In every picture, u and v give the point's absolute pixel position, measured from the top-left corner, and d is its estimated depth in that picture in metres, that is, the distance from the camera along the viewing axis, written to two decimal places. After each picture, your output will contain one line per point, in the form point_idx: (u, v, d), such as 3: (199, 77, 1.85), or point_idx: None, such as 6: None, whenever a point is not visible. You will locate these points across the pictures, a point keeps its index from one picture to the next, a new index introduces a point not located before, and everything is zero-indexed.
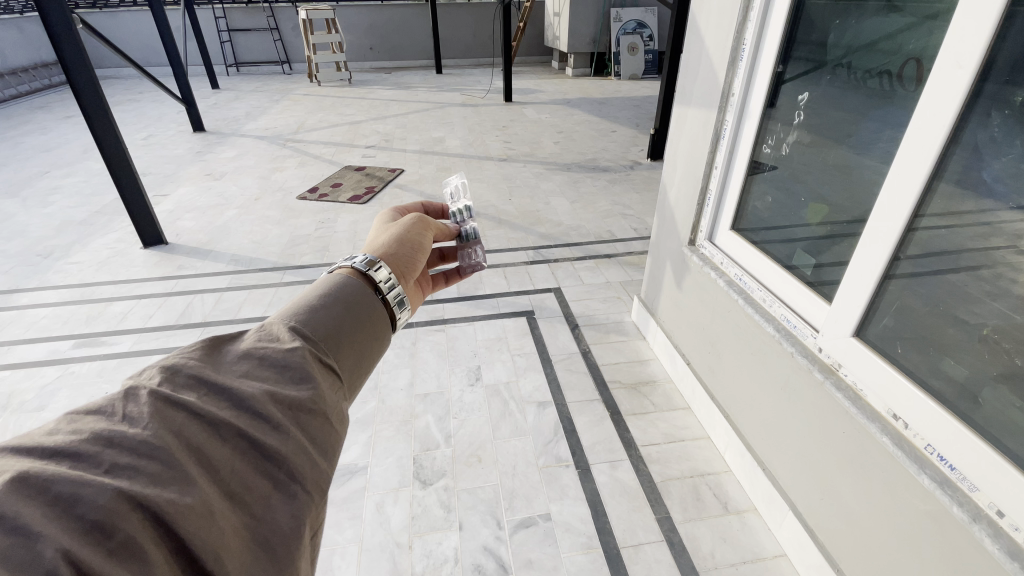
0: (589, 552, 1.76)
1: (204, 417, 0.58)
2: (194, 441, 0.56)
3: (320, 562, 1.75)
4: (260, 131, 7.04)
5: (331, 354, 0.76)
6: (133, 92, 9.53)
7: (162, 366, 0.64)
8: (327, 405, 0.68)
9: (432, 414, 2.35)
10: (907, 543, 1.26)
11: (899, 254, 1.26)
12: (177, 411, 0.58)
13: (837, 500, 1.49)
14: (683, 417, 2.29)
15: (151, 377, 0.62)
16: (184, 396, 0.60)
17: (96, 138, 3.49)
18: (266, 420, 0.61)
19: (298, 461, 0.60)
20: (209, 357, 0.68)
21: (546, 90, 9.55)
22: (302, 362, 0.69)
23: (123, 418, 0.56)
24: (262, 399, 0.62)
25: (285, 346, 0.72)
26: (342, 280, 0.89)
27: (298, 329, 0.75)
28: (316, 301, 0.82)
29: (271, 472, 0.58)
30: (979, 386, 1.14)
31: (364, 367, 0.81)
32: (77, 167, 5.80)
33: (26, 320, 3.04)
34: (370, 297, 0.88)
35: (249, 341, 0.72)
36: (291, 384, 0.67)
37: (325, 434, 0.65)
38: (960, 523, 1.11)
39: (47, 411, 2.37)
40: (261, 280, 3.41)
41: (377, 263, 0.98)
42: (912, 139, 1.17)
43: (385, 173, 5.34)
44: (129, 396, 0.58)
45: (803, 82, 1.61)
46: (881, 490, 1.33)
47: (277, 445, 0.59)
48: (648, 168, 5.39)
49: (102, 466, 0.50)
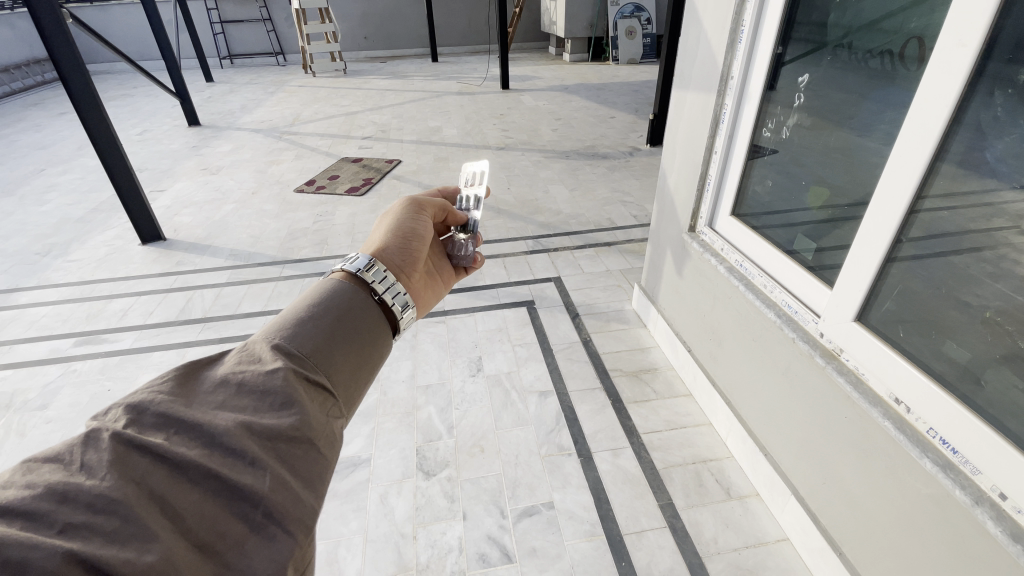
0: (592, 539, 1.77)
1: (171, 460, 0.58)
2: (157, 491, 0.56)
3: (327, 554, 1.76)
4: (255, 124, 6.98)
5: (320, 369, 0.77)
6: (128, 87, 9.46)
7: (128, 404, 0.63)
8: (312, 429, 0.69)
9: (434, 405, 2.35)
10: (909, 526, 1.27)
11: (901, 237, 1.25)
12: (140, 457, 0.58)
13: (839, 488, 1.49)
14: (683, 404, 2.30)
15: (116, 418, 0.62)
16: (151, 438, 0.60)
17: (91, 136, 3.45)
18: (242, 455, 0.61)
19: (276, 497, 0.60)
20: (182, 389, 0.68)
21: (543, 76, 9.44)
22: (284, 386, 0.70)
23: (81, 467, 0.56)
24: (237, 433, 0.63)
25: (266, 368, 0.72)
26: (334, 286, 0.89)
27: (282, 347, 0.76)
28: (304, 315, 0.82)
29: (248, 511, 0.59)
30: (981, 368, 1.13)
31: (356, 378, 0.83)
32: (73, 164, 5.76)
33: (27, 318, 3.04)
34: (363, 302, 0.89)
35: (226, 367, 0.72)
36: (270, 411, 0.68)
37: (308, 465, 0.66)
38: (961, 505, 1.12)
39: (51, 409, 2.39)
40: (260, 275, 3.41)
41: (374, 264, 0.98)
42: (913, 121, 1.15)
43: (381, 164, 5.30)
44: (90, 440, 0.58)
45: (802, 64, 1.58)
46: (883, 477, 1.33)
47: (252, 483, 0.60)
48: (648, 154, 5.35)
49: (56, 526, 0.50)
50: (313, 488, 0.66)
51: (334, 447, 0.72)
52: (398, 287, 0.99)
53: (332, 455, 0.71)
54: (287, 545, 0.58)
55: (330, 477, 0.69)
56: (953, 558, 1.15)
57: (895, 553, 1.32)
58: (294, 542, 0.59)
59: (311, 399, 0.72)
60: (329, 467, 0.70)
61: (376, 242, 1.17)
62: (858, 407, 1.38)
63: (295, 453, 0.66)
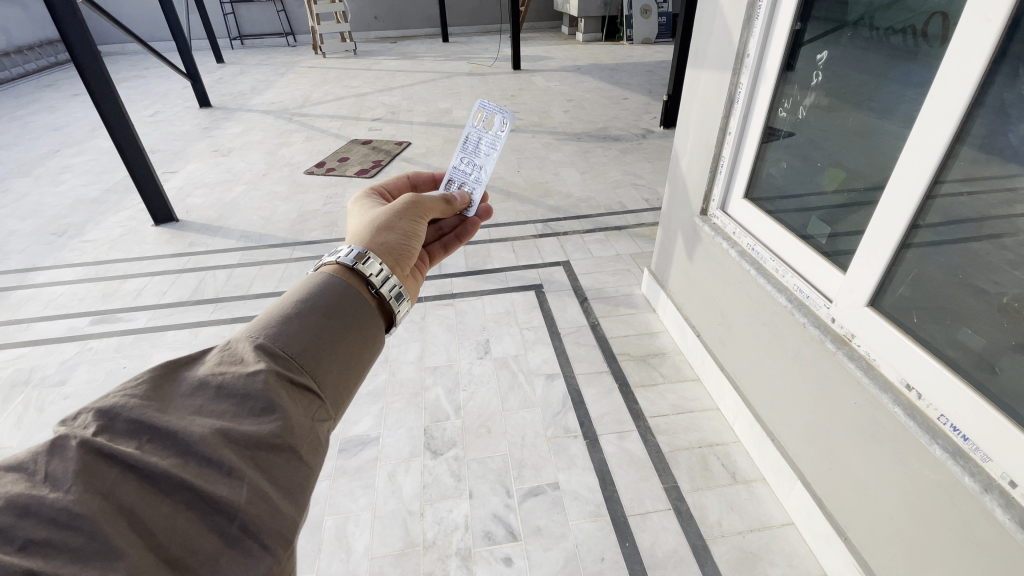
0: (597, 519, 1.79)
1: (141, 471, 0.57)
2: (125, 504, 0.55)
3: (336, 529, 1.80)
4: (265, 105, 6.96)
5: (306, 369, 0.76)
6: (139, 68, 9.49)
7: (100, 410, 0.62)
8: (294, 435, 0.68)
9: (442, 386, 2.37)
10: (922, 521, 1.24)
11: (918, 222, 1.22)
12: (110, 467, 0.57)
13: (857, 488, 1.45)
14: (691, 388, 2.29)
15: (87, 425, 0.60)
16: (122, 446, 0.59)
17: (103, 117, 3.46)
18: (217, 465, 0.60)
19: (253, 509, 0.59)
20: (158, 392, 0.67)
21: (555, 57, 9.26)
22: (264, 389, 0.68)
23: (46, 478, 0.54)
24: (212, 441, 0.61)
25: (248, 369, 0.70)
26: (324, 281, 0.89)
27: (265, 346, 0.74)
28: (290, 312, 0.81)
29: (223, 524, 0.57)
30: (996, 355, 1.11)
31: (343, 377, 0.82)
32: (87, 145, 5.82)
33: (45, 297, 3.10)
34: (354, 297, 0.89)
35: (207, 369, 0.71)
36: (250, 417, 0.66)
37: (287, 474, 0.65)
38: (980, 502, 1.08)
39: (67, 386, 2.45)
40: (270, 256, 3.43)
41: (366, 256, 0.98)
42: (935, 101, 1.11)
43: (391, 146, 5.28)
44: (57, 449, 0.57)
45: (820, 43, 1.53)
46: (902, 477, 1.29)
47: (227, 493, 0.58)
48: (661, 136, 5.27)
49: (16, 542, 0.49)
50: (294, 498, 0.65)
51: (317, 452, 0.70)
52: (393, 279, 0.99)
53: (315, 461, 0.69)
54: (262, 560, 0.57)
55: (313, 485, 0.68)
56: (965, 554, 1.14)
57: (907, 547, 1.30)
58: (270, 557, 0.58)
59: (296, 405, 0.71)
60: (312, 474, 0.69)
61: (367, 235, 1.13)
62: (878, 402, 1.33)
63: (275, 462, 0.64)
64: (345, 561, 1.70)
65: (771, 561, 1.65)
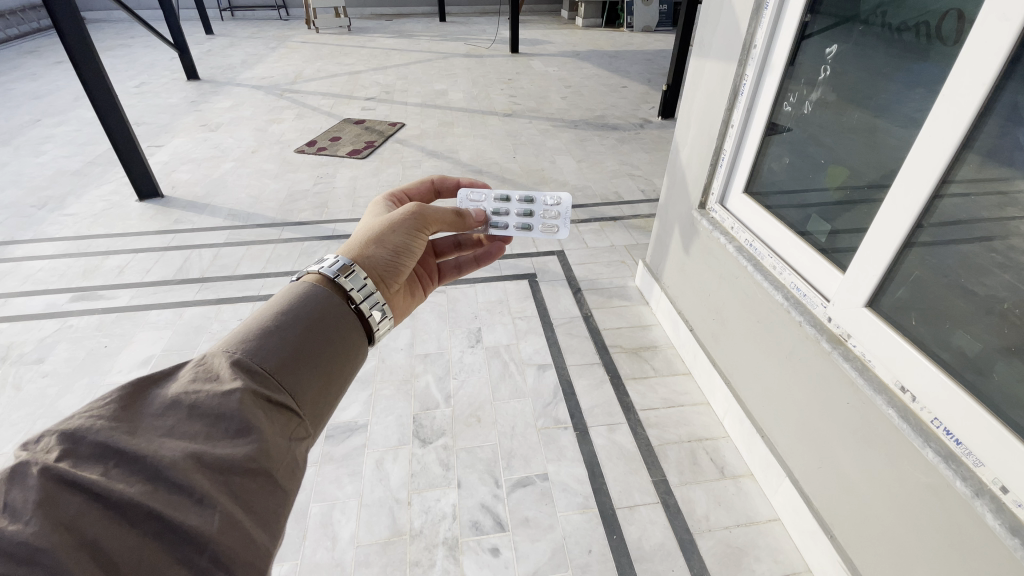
0: (585, 511, 1.79)
1: (106, 500, 0.53)
2: (89, 536, 0.51)
3: (322, 517, 1.78)
4: (255, 80, 6.77)
5: (284, 387, 0.73)
6: (125, 37, 9.19)
7: (64, 432, 0.58)
8: (269, 459, 0.65)
9: (432, 373, 2.35)
10: (911, 526, 1.25)
11: (922, 222, 1.20)
12: (73, 496, 0.53)
13: (844, 493, 1.46)
14: (682, 382, 2.29)
15: (49, 449, 0.56)
16: (86, 473, 0.55)
17: (87, 87, 3.32)
18: (188, 492, 0.56)
19: (225, 539, 0.56)
20: (127, 413, 0.63)
21: (554, 41, 9.11)
22: (240, 409, 0.65)
23: (5, 509, 0.50)
24: (184, 466, 0.58)
25: (223, 388, 0.66)
26: (305, 292, 0.85)
27: (242, 362, 0.70)
28: (268, 325, 0.77)
29: (192, 555, 0.54)
30: (990, 360, 1.11)
31: (322, 394, 0.79)
32: (69, 115, 5.63)
33: (23, 272, 3.00)
34: (336, 309, 0.85)
35: (179, 387, 0.67)
36: (224, 439, 0.63)
37: (262, 500, 0.62)
38: (970, 509, 1.09)
39: (47, 363, 2.38)
40: (259, 236, 3.35)
41: (350, 269, 0.96)
42: (945, 102, 1.09)
43: (384, 127, 5.16)
44: (17, 478, 0.53)
45: (828, 37, 1.49)
46: (892, 484, 1.29)
47: (198, 523, 0.55)
48: (659, 127, 5.22)
49: None
50: (268, 525, 0.62)
51: (294, 475, 0.68)
52: (376, 295, 0.97)
53: (291, 485, 0.66)
54: None
55: (288, 509, 0.65)
56: (950, 558, 1.15)
57: (894, 552, 1.31)
58: None
59: (274, 429, 0.68)
60: (288, 499, 0.66)
61: (359, 246, 1.11)
62: (873, 408, 1.33)
63: (249, 487, 0.61)
64: (330, 549, 1.68)
65: (757, 557, 1.66)
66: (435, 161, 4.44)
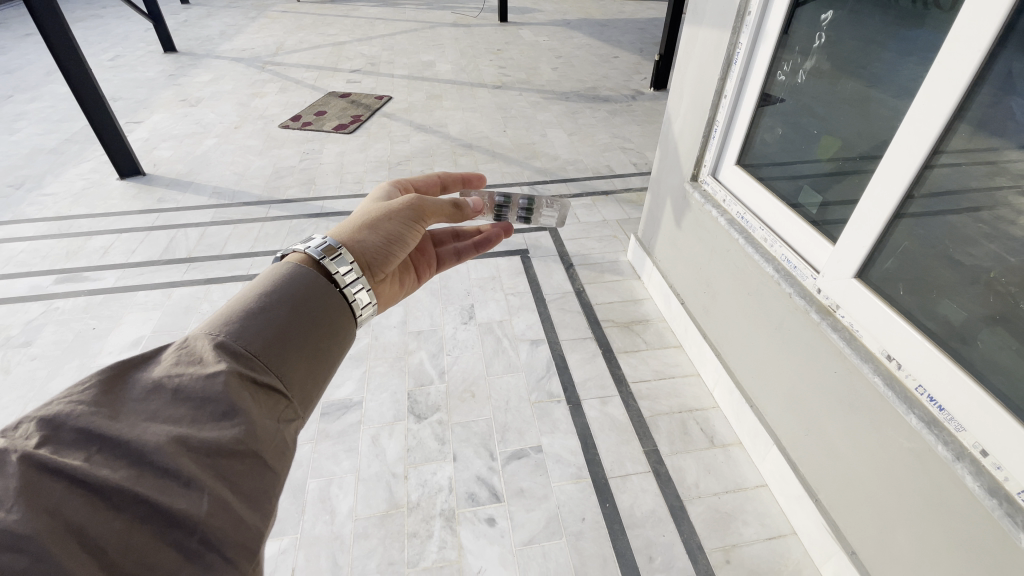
0: (578, 481, 1.83)
1: (91, 485, 0.53)
2: (74, 523, 0.51)
3: (320, 492, 1.81)
4: (235, 52, 6.53)
5: (272, 368, 0.72)
6: (96, 7, 8.78)
7: (41, 418, 0.57)
8: (259, 439, 0.65)
9: (426, 351, 2.35)
10: (894, 489, 1.29)
11: (913, 192, 1.20)
12: (55, 481, 0.52)
13: (830, 458, 1.51)
14: (673, 355, 2.32)
15: (26, 436, 0.55)
16: (67, 459, 0.54)
17: (58, 61, 3.17)
18: (175, 475, 0.56)
19: (215, 522, 0.56)
20: (108, 397, 0.62)
21: (544, 9, 8.86)
22: (227, 391, 0.64)
23: None
24: (171, 449, 0.58)
25: (207, 370, 0.66)
26: (290, 271, 0.85)
27: (227, 344, 0.70)
28: (253, 306, 0.76)
29: (182, 539, 0.54)
30: (974, 329, 1.12)
31: (311, 374, 0.78)
32: (42, 90, 5.42)
33: (5, 254, 2.94)
34: (323, 290, 0.85)
35: (162, 369, 0.66)
36: (211, 422, 0.62)
37: (251, 481, 0.62)
38: (949, 470, 1.12)
39: (35, 346, 2.35)
40: (245, 214, 3.29)
41: (335, 251, 0.96)
42: (939, 70, 1.08)
43: (371, 100, 5.03)
44: None
45: (823, 3, 1.46)
46: (876, 449, 1.33)
47: (186, 506, 0.55)
48: (651, 99, 5.14)
49: None
50: (259, 507, 0.62)
51: (285, 456, 0.68)
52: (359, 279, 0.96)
53: (283, 465, 0.67)
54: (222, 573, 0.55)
55: (278, 490, 0.65)
56: (932, 518, 1.19)
57: (876, 513, 1.35)
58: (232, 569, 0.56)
59: (263, 412, 0.67)
60: (279, 478, 0.66)
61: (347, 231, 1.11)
62: (861, 375, 1.35)
63: (238, 468, 0.61)
64: (329, 523, 1.71)
65: (745, 521, 1.72)
66: (424, 136, 4.35)
